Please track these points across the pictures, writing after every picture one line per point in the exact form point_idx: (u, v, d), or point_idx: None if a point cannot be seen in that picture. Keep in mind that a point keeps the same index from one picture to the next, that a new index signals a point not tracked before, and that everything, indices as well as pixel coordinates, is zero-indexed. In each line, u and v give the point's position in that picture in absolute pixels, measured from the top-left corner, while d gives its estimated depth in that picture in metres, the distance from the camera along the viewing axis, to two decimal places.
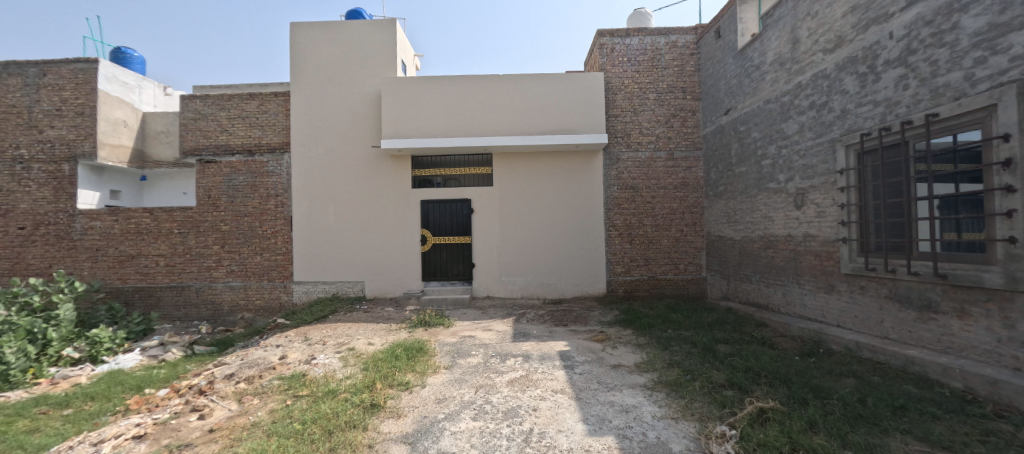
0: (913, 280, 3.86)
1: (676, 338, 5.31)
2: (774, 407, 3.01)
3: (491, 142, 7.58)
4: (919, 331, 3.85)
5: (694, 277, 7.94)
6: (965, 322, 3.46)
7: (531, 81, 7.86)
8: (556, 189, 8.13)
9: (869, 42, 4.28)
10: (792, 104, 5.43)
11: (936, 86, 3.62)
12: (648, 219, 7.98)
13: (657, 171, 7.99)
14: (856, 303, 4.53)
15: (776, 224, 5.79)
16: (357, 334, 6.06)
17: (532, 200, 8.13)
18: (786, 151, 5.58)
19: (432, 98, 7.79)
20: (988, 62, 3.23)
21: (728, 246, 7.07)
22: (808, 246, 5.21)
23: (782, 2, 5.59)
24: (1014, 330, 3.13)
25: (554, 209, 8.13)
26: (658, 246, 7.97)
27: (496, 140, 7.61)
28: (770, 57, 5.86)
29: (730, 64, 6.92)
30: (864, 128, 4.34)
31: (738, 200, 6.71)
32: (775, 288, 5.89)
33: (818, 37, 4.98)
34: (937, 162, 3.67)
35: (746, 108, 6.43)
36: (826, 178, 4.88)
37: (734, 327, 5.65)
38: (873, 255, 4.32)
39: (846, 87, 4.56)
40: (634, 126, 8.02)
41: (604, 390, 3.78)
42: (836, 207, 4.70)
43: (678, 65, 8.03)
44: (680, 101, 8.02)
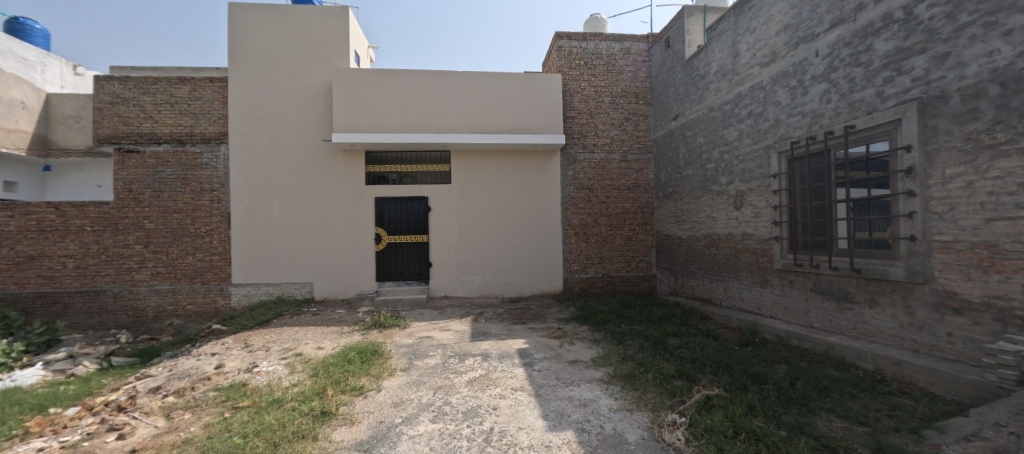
0: (834, 274, 4.31)
1: (629, 332, 5.54)
2: (718, 394, 3.22)
3: (450, 139, 7.44)
4: (838, 320, 4.29)
5: (645, 274, 8.33)
6: (875, 310, 3.90)
7: (491, 80, 7.83)
8: (515, 188, 8.16)
9: (799, 59, 4.71)
10: (733, 113, 5.86)
11: (854, 101, 4.06)
12: (603, 219, 8.25)
13: (611, 172, 8.29)
14: (786, 295, 4.99)
15: (718, 223, 6.23)
16: (305, 338, 5.70)
17: (492, 200, 8.11)
18: (727, 156, 6.01)
19: (389, 92, 7.51)
20: (895, 80, 3.66)
21: (676, 244, 7.49)
22: (746, 244, 5.65)
23: (724, 17, 6.00)
24: (913, 317, 3.58)
25: (513, 208, 8.16)
26: (612, 244, 8.27)
27: (456, 137, 7.49)
28: (713, 68, 6.29)
29: (679, 72, 7.32)
30: (794, 136, 4.78)
31: (685, 201, 7.14)
32: (717, 283, 6.33)
33: (755, 52, 5.41)
34: (853, 169, 4.11)
35: (693, 114, 6.84)
36: (761, 182, 5.32)
37: (681, 320, 6.00)
38: (800, 252, 4.77)
39: (779, 99, 5.00)
40: (590, 128, 8.27)
41: (563, 385, 3.86)
42: (770, 209, 5.14)
43: (631, 71, 8.37)
44: (633, 106, 8.37)
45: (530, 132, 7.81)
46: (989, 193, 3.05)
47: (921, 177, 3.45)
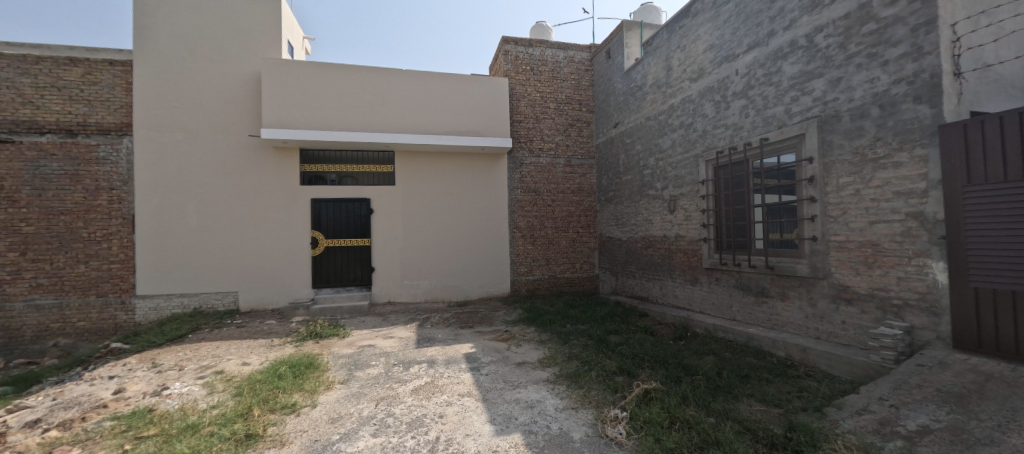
0: (753, 271, 4.77)
1: (573, 332, 5.70)
2: (655, 387, 3.40)
3: (395, 139, 7.16)
4: (756, 312, 4.76)
5: (588, 274, 8.64)
6: (786, 303, 4.37)
7: (438, 80, 7.68)
8: (463, 191, 8.06)
9: (722, 76, 5.18)
10: (666, 123, 6.29)
11: (767, 116, 4.54)
12: (549, 221, 8.42)
13: (557, 176, 8.50)
14: (713, 292, 5.43)
15: (654, 226, 6.65)
16: (227, 354, 5.10)
17: (440, 203, 7.92)
18: (662, 163, 6.44)
19: (327, 88, 7.04)
20: (800, 99, 4.14)
21: (617, 246, 7.86)
22: (679, 245, 6.08)
23: (658, 34, 6.44)
24: (815, 308, 4.05)
25: (461, 211, 8.05)
26: (557, 246, 8.47)
27: (401, 138, 7.21)
28: (649, 80, 6.72)
29: (619, 83, 7.72)
30: (719, 147, 5.24)
31: (625, 204, 7.53)
32: (654, 282, 6.73)
33: (685, 68, 5.86)
34: (767, 178, 4.60)
35: (632, 123, 7.24)
36: (691, 187, 5.75)
37: (622, 318, 6.30)
38: (725, 252, 5.22)
39: (706, 112, 5.46)
40: (536, 132, 8.42)
41: (510, 388, 3.84)
42: (699, 212, 5.57)
43: (575, 79, 8.68)
44: (576, 113, 8.67)
45: (478, 135, 7.76)
46: (872, 199, 3.48)
47: (820, 185, 3.93)
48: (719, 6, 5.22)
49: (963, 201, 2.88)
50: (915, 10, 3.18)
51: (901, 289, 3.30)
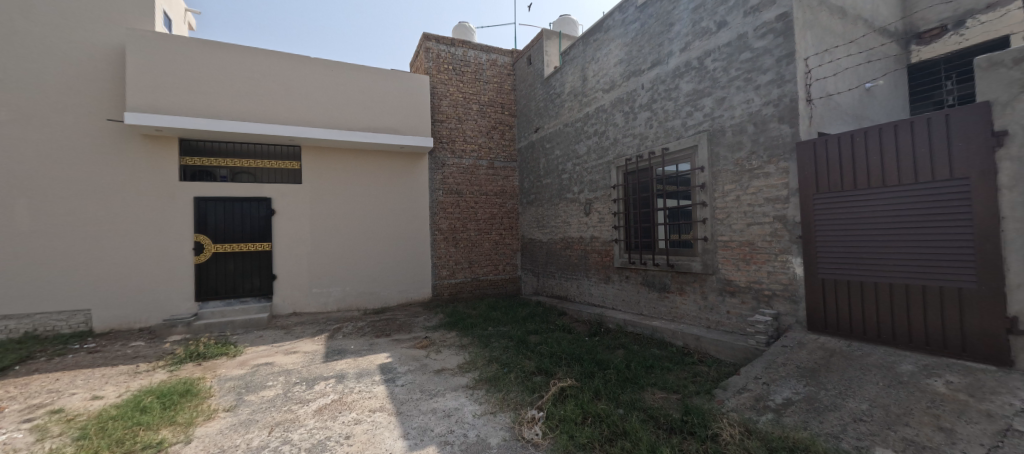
0: (656, 269, 5.20)
1: (495, 334, 5.64)
2: (570, 384, 3.47)
3: (300, 133, 6.38)
4: (659, 306, 5.20)
5: (511, 276, 8.70)
6: (683, 297, 4.84)
7: (352, 72, 7.07)
8: (381, 191, 7.52)
9: (630, 89, 5.59)
10: (582, 130, 6.61)
11: (668, 128, 5.01)
12: (471, 223, 8.29)
13: (479, 178, 8.41)
14: (623, 289, 5.83)
15: (571, 228, 6.94)
16: (70, 387, 3.96)
17: (354, 204, 7.29)
18: (578, 168, 6.75)
19: (214, 70, 6.02)
20: (693, 115, 4.63)
21: (538, 247, 8.05)
22: (594, 246, 6.41)
23: (575, 45, 6.75)
24: (707, 300, 4.54)
25: (379, 213, 7.51)
26: (480, 249, 8.37)
27: (308, 132, 6.46)
28: (567, 89, 7.00)
29: (539, 89, 7.93)
30: (628, 154, 5.65)
31: (545, 207, 7.74)
32: (572, 281, 7.01)
33: (598, 79, 6.22)
34: (668, 184, 5.07)
35: (551, 128, 7.48)
36: (604, 192, 6.11)
37: (542, 318, 6.45)
38: (633, 252, 5.64)
39: (617, 121, 5.85)
40: (458, 133, 8.24)
41: (427, 397, 3.61)
42: (611, 215, 5.95)
43: (498, 82, 8.71)
44: (499, 116, 8.69)
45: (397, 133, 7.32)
46: (748, 204, 4.01)
47: (709, 191, 4.43)
48: (628, 24, 5.63)
49: (814, 207, 3.45)
50: (778, 44, 3.74)
51: (771, 281, 3.83)
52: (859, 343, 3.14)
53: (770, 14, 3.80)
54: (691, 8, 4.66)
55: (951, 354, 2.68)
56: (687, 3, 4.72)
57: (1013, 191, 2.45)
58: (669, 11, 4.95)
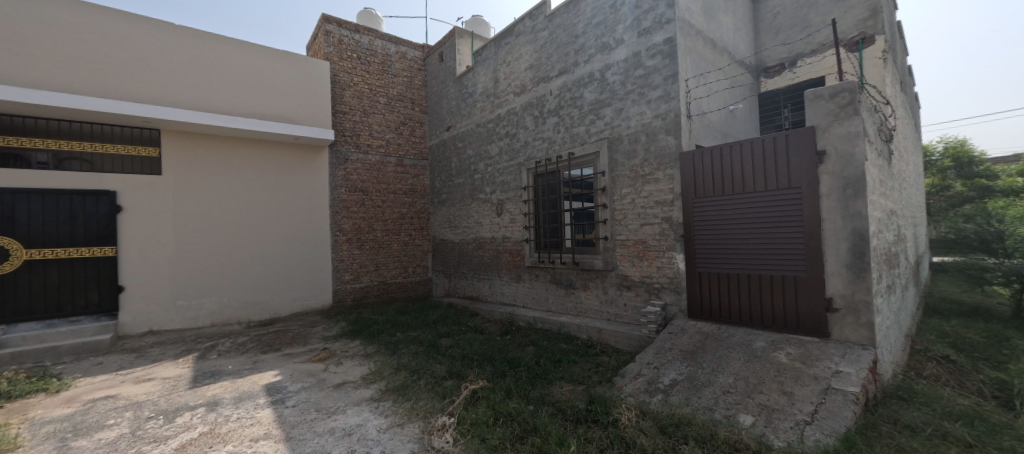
0: (564, 267, 5.46)
1: (404, 340, 5.32)
2: (482, 386, 3.40)
3: (163, 113, 5.23)
4: (566, 303, 5.47)
5: (421, 278, 8.33)
6: (587, 292, 5.17)
7: (233, 50, 6.12)
8: (270, 188, 6.57)
9: (540, 94, 5.79)
10: (494, 131, 6.64)
11: (573, 134, 5.30)
12: (378, 223, 7.72)
13: (387, 175, 7.89)
14: (533, 287, 6.00)
15: (483, 228, 6.92)
16: None
17: (236, 202, 6.22)
18: (490, 169, 6.76)
19: (31, 29, 4.72)
20: (596, 122, 4.97)
21: (449, 248, 7.87)
22: (505, 246, 6.49)
23: (487, 46, 6.76)
24: (608, 294, 4.91)
25: (268, 212, 6.54)
26: (388, 250, 7.85)
27: (174, 114, 5.33)
28: (479, 89, 6.97)
29: (451, 87, 7.75)
30: (537, 157, 5.84)
31: (457, 207, 7.60)
32: (484, 282, 6.99)
33: (510, 82, 6.32)
34: (574, 187, 5.36)
35: (463, 128, 7.37)
36: (515, 193, 6.22)
37: (454, 320, 6.31)
38: (543, 251, 5.84)
39: (527, 125, 6.01)
40: (364, 127, 7.61)
41: (324, 417, 3.21)
42: (522, 216, 6.09)
43: (407, 76, 8.28)
44: (408, 111, 8.26)
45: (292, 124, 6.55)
46: (642, 207, 4.44)
47: (609, 194, 4.80)
48: (537, 31, 5.82)
49: (693, 210, 3.95)
50: (665, 65, 4.21)
51: (660, 275, 4.30)
52: (726, 326, 3.69)
53: (659, 37, 4.27)
54: (594, 23, 5.00)
55: (790, 330, 3.29)
56: (590, 18, 5.05)
57: (828, 198, 3.10)
58: (575, 24, 5.24)
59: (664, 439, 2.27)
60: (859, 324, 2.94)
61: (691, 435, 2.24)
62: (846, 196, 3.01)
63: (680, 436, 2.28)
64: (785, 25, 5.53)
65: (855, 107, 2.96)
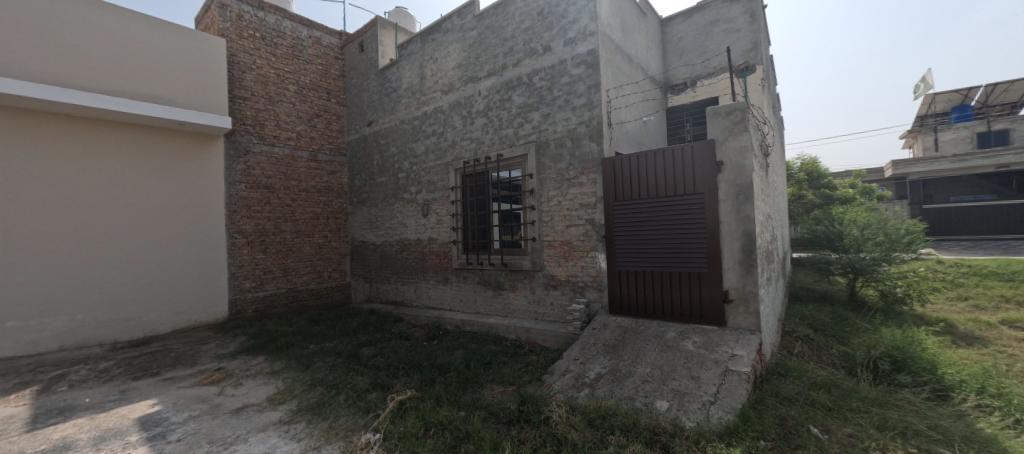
0: (492, 269, 5.46)
1: (319, 352, 4.84)
2: (409, 396, 3.22)
3: None
4: (494, 304, 5.47)
5: (338, 283, 7.68)
6: (515, 293, 5.23)
7: (94, 14, 5.10)
8: (146, 181, 5.52)
9: (468, 94, 5.72)
10: (420, 128, 6.40)
11: (501, 135, 5.33)
12: (287, 224, 6.95)
13: (297, 171, 7.13)
14: (461, 289, 5.90)
15: (408, 230, 6.62)
16: None
17: (98, 197, 5.14)
18: (415, 168, 6.49)
19: None
20: (524, 125, 5.07)
21: (370, 250, 7.38)
22: (432, 248, 6.27)
23: (412, 40, 6.49)
24: (535, 294, 5.02)
25: (143, 210, 5.49)
26: (298, 254, 7.10)
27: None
28: (404, 84, 6.65)
29: (372, 79, 7.28)
30: (465, 157, 5.75)
31: (378, 207, 7.16)
32: (408, 285, 6.68)
33: (437, 79, 6.13)
34: (503, 188, 5.40)
35: (386, 124, 6.98)
36: (442, 193, 6.06)
37: (376, 327, 5.93)
38: (471, 253, 5.77)
39: (455, 124, 5.89)
40: (269, 115, 6.79)
41: (221, 448, 2.74)
42: (449, 217, 5.95)
43: (322, 64, 7.58)
44: (323, 102, 7.56)
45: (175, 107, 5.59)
46: (567, 209, 4.64)
47: (537, 196, 4.92)
48: (466, 30, 5.74)
49: (613, 212, 4.24)
50: (588, 75, 4.45)
51: (584, 274, 4.53)
52: (642, 319, 4.01)
53: (583, 48, 4.49)
54: (522, 28, 5.08)
55: (694, 320, 3.69)
56: (518, 23, 5.13)
57: (724, 203, 3.56)
58: (504, 27, 5.28)
59: (592, 431, 2.37)
60: (748, 312, 3.42)
61: (616, 425, 2.38)
62: (738, 202, 3.48)
63: (607, 427, 2.40)
64: (688, 49, 6.25)
65: (745, 125, 3.43)
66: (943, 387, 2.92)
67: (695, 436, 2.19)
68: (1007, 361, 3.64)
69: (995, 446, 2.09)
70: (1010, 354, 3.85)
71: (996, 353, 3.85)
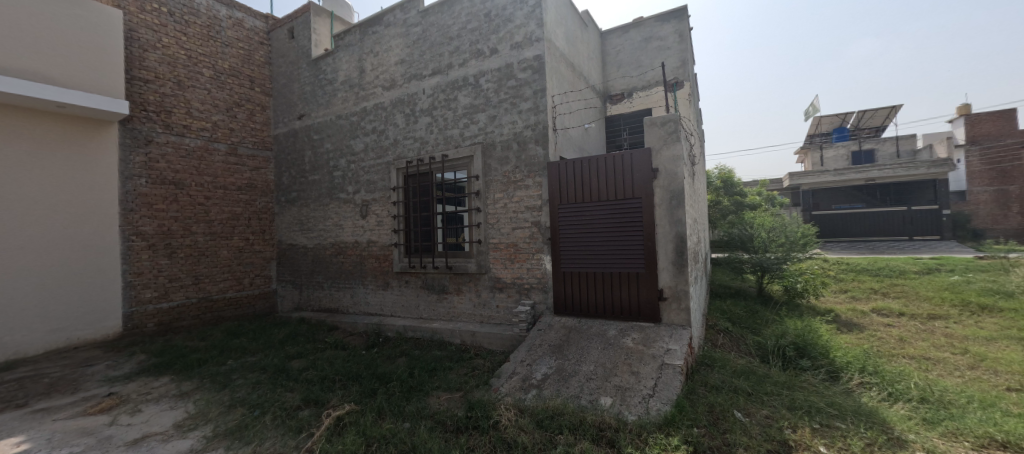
0: (436, 272, 5.30)
1: (239, 368, 4.33)
2: (348, 410, 2.99)
3: None
4: (438, 308, 5.31)
5: (262, 291, 6.95)
6: (460, 297, 5.12)
7: None
8: (10, 172, 4.54)
9: (411, 92, 5.52)
10: (358, 125, 6.04)
11: (447, 136, 5.22)
12: (199, 225, 6.18)
13: (212, 166, 6.36)
14: (402, 294, 5.65)
15: (345, 232, 6.20)
16: None
17: None
18: (353, 166, 6.11)
19: None
20: (470, 126, 5.01)
21: (300, 254, 6.79)
22: (371, 251, 5.94)
23: (350, 31, 6.11)
24: (480, 297, 4.96)
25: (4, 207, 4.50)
26: (213, 259, 6.34)
27: None
28: (340, 77, 6.24)
29: (304, 69, 6.72)
30: (408, 157, 5.54)
31: (310, 207, 6.62)
32: (344, 291, 6.26)
33: (378, 74, 5.84)
34: (448, 190, 5.30)
35: (320, 118, 6.49)
36: (383, 193, 5.77)
37: (307, 338, 5.46)
38: (413, 256, 5.55)
39: (397, 122, 5.65)
40: (177, 102, 5.99)
41: None
42: (391, 218, 5.67)
43: (244, 49, 6.84)
44: (245, 90, 6.82)
45: (54, 86, 4.68)
46: (513, 211, 4.67)
47: (482, 198, 4.89)
48: (409, 26, 5.54)
49: (557, 215, 4.35)
50: (534, 79, 4.53)
51: (529, 275, 4.57)
52: (585, 318, 4.16)
53: (529, 53, 4.56)
54: (468, 28, 5.03)
55: (633, 318, 3.91)
56: (464, 23, 5.07)
57: (659, 208, 3.82)
58: (449, 25, 5.18)
59: (541, 432, 2.39)
60: (680, 309, 3.70)
61: (564, 424, 2.42)
62: (671, 206, 3.76)
63: (555, 427, 2.44)
64: (625, 62, 6.64)
65: (677, 136, 3.72)
66: (835, 368, 3.40)
67: (637, 429, 2.31)
68: (878, 343, 4.36)
69: (876, 416, 2.48)
70: (880, 337, 4.62)
71: (870, 337, 4.60)
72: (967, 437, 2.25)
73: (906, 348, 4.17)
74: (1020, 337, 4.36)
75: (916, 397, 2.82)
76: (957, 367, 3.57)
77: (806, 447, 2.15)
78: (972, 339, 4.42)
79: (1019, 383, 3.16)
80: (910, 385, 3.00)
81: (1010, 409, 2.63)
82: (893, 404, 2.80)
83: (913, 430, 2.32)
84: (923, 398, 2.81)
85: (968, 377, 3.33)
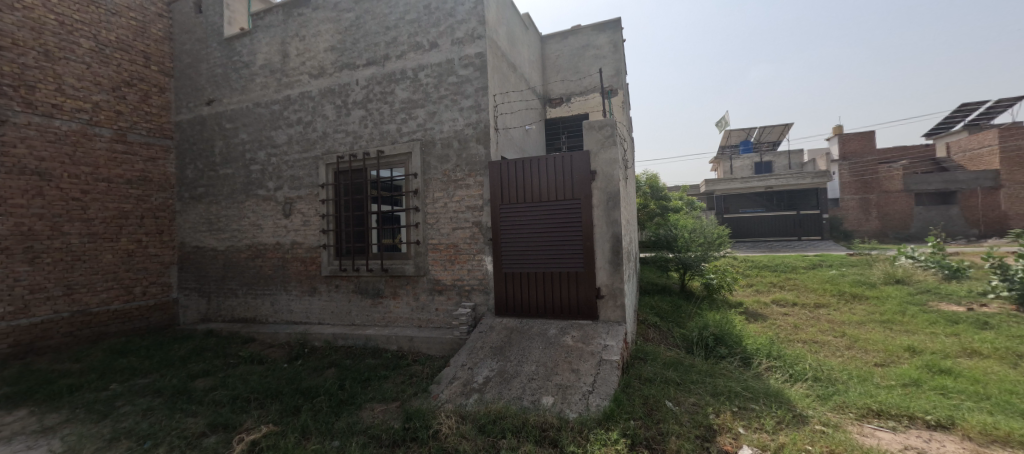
0: (370, 275, 4.95)
1: (126, 393, 3.65)
2: (268, 432, 2.66)
3: None
4: (372, 314, 4.97)
5: (157, 300, 5.98)
6: (396, 301, 4.84)
7: None
8: None
9: (343, 82, 5.12)
10: (281, 114, 5.47)
11: (382, 131, 4.93)
12: (74, 224, 5.15)
13: (93, 154, 5.33)
14: (331, 300, 5.20)
15: (264, 232, 5.57)
16: None
17: None
18: (274, 160, 5.52)
19: None
20: (408, 122, 4.79)
21: (208, 257, 5.98)
22: (295, 253, 5.40)
23: (271, 10, 5.51)
24: (418, 301, 4.73)
25: None
26: (94, 263, 5.31)
27: None
28: (259, 60, 5.60)
29: (214, 49, 5.93)
30: (340, 151, 5.13)
31: (221, 205, 5.86)
32: (262, 299, 5.62)
33: (304, 61, 5.33)
34: (385, 187, 5.02)
35: (233, 105, 5.77)
36: (310, 190, 5.28)
37: (214, 353, 4.81)
38: (344, 258, 5.14)
39: (326, 113, 5.21)
40: (42, 76, 4.91)
41: None
42: (318, 217, 5.21)
43: (135, 19, 5.86)
44: (136, 68, 5.83)
45: None
46: (454, 211, 4.54)
47: (422, 197, 4.68)
48: (340, 10, 5.13)
49: (500, 215, 4.31)
50: (476, 77, 4.45)
51: (470, 276, 4.48)
52: (527, 318, 4.18)
53: (470, 50, 4.48)
54: (407, 19, 4.80)
55: (572, 316, 4.01)
56: (402, 13, 4.83)
57: (597, 209, 3.97)
58: (386, 15, 4.90)
59: (483, 438, 2.33)
60: (616, 306, 3.88)
61: (507, 428, 2.38)
62: (608, 207, 3.92)
63: (498, 431, 2.38)
64: (565, 67, 6.85)
65: (614, 139, 3.89)
66: (747, 354, 3.80)
67: (579, 426, 2.35)
68: (778, 331, 4.97)
69: (782, 396, 2.80)
70: (778, 324, 5.29)
71: (770, 325, 5.26)
72: (851, 408, 2.63)
73: (799, 333, 4.80)
74: (880, 320, 5.26)
75: (810, 376, 3.25)
76: (838, 348, 4.20)
77: (728, 430, 2.36)
78: (847, 324, 5.23)
79: (883, 359, 3.80)
80: (805, 366, 3.45)
81: (879, 382, 3.14)
82: (794, 383, 3.19)
83: (811, 406, 2.65)
84: (816, 377, 3.25)
85: (846, 356, 3.94)
